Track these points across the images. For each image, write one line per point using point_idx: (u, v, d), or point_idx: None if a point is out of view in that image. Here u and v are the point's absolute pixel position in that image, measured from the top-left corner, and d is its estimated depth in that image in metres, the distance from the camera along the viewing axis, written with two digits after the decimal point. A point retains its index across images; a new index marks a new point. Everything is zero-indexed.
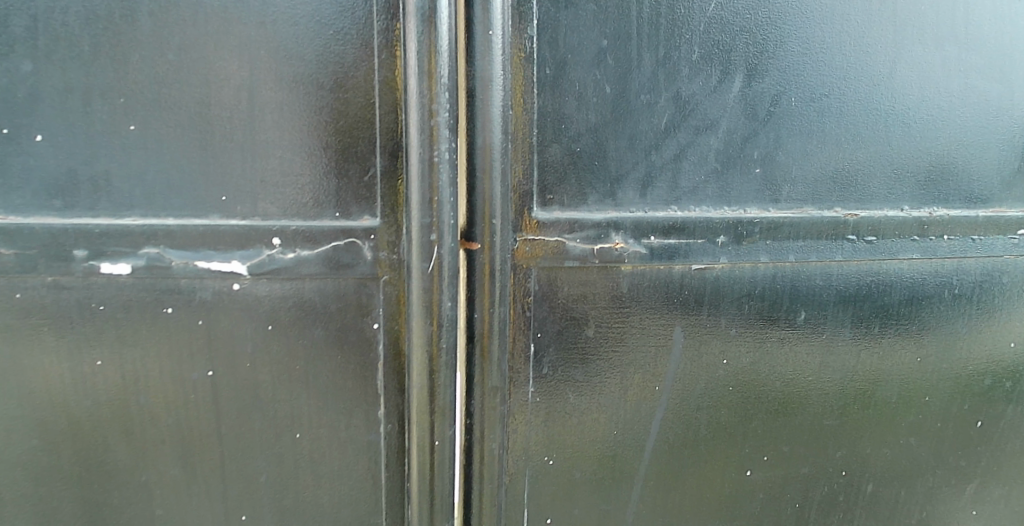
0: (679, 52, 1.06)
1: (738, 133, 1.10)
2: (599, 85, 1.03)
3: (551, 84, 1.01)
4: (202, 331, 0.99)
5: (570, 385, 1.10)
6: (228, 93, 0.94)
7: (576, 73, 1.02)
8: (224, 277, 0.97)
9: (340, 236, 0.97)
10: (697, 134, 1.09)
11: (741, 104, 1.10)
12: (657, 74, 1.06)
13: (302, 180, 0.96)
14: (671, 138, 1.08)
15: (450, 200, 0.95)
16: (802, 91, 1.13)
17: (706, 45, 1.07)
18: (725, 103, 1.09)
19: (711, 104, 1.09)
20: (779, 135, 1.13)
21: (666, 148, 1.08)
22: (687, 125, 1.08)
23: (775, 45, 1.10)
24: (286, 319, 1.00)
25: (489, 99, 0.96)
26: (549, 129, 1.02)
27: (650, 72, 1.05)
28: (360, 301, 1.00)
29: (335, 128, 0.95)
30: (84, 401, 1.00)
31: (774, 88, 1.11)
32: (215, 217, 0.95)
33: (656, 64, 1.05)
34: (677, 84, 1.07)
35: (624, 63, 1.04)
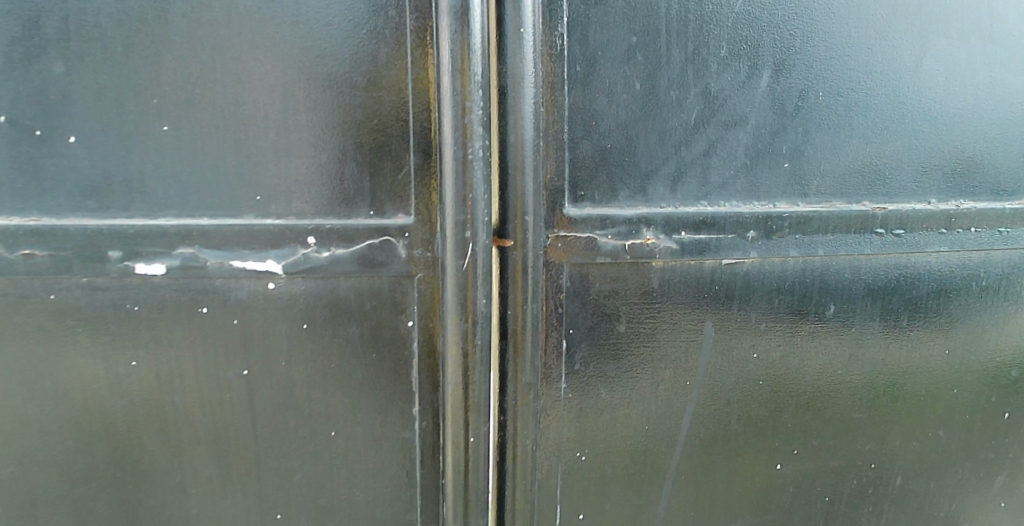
0: (708, 47, 1.05)
1: (766, 128, 1.10)
2: (629, 81, 1.03)
3: (582, 80, 1.01)
4: (237, 331, 1.00)
5: (601, 381, 1.10)
6: (260, 93, 0.94)
7: (606, 70, 1.01)
8: (258, 276, 0.97)
9: (374, 234, 0.97)
10: (725, 130, 1.08)
11: (769, 99, 1.09)
12: (686, 70, 1.05)
13: (335, 179, 0.96)
14: (701, 134, 1.07)
15: (484, 197, 0.95)
16: (830, 85, 1.12)
17: (734, 40, 1.06)
18: (753, 98, 1.08)
19: (740, 99, 1.08)
20: (806, 129, 1.12)
21: (696, 143, 1.07)
22: (716, 120, 1.07)
23: (802, 40, 1.10)
24: (320, 318, 1.00)
25: (521, 96, 0.96)
26: (580, 125, 1.02)
27: (679, 68, 1.04)
28: (394, 299, 1.00)
29: (368, 127, 0.95)
30: (119, 401, 1.01)
31: (803, 82, 1.11)
32: (250, 216, 0.96)
33: (685, 60, 1.04)
34: (706, 79, 1.06)
35: (653, 59, 1.03)
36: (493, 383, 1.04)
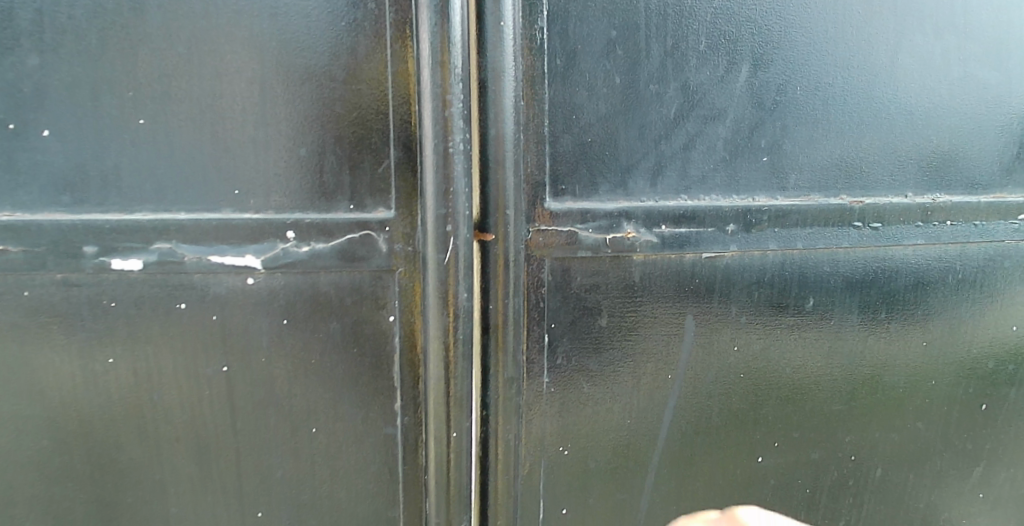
0: (688, 42, 1.06)
1: (745, 122, 1.11)
2: (609, 76, 1.03)
3: (563, 73, 1.01)
4: (216, 327, 0.99)
5: (584, 375, 1.11)
6: (238, 86, 0.93)
7: (586, 64, 1.02)
8: (237, 272, 0.96)
9: (354, 228, 0.96)
10: (705, 124, 1.09)
11: (747, 93, 1.10)
12: (666, 64, 1.05)
13: (315, 173, 0.96)
14: (681, 128, 1.07)
15: (466, 191, 0.95)
16: (808, 80, 1.13)
17: (713, 34, 1.07)
18: (732, 92, 1.09)
19: (719, 93, 1.08)
20: (784, 124, 1.13)
21: (676, 136, 1.07)
22: (695, 114, 1.08)
23: (780, 35, 1.11)
24: (300, 313, 0.99)
25: (501, 90, 0.95)
26: (561, 118, 1.02)
27: (659, 62, 1.05)
28: (375, 294, 1.00)
29: (348, 120, 0.95)
30: (96, 398, 0.99)
31: (781, 76, 1.12)
32: (228, 211, 0.95)
33: (665, 54, 1.05)
34: (685, 73, 1.06)
35: (633, 53, 1.03)
36: (476, 378, 1.04)
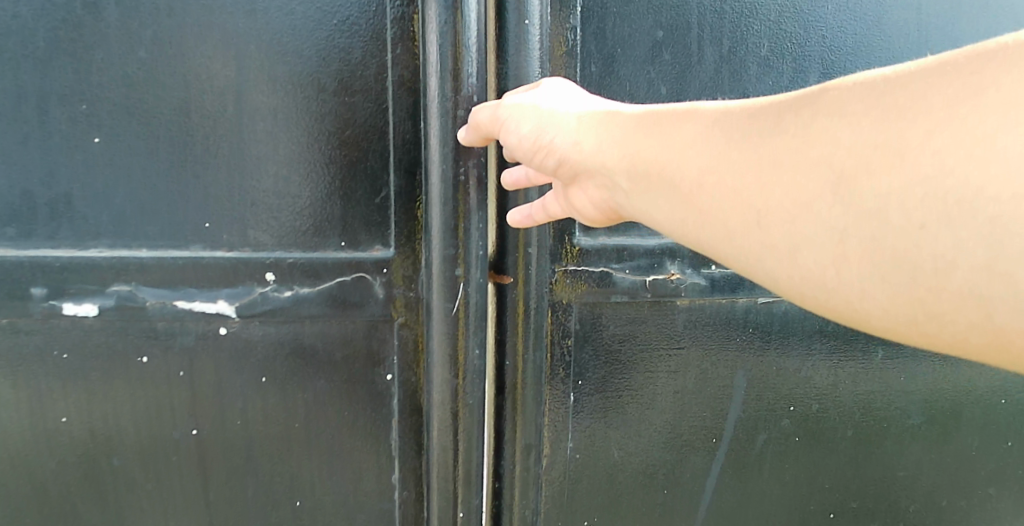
0: (749, 44, 0.90)
1: None
2: (653, 85, 0.87)
3: (598, 83, 0.85)
4: (185, 383, 0.83)
5: (614, 440, 0.94)
6: (210, 96, 0.77)
7: (626, 71, 0.86)
8: (208, 319, 0.81)
9: (344, 271, 0.81)
10: None
11: None
12: (721, 72, 0.89)
13: (301, 202, 0.80)
14: None
15: (479, 227, 0.77)
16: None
17: (777, 36, 0.91)
18: None
19: None
20: None
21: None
22: None
23: (855, 38, 0.94)
24: (282, 370, 0.83)
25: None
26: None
27: (714, 68, 0.89)
28: (370, 347, 0.84)
29: (341, 141, 0.80)
30: (46, 464, 0.84)
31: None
32: (198, 248, 0.79)
33: (721, 60, 0.89)
34: (743, 84, 0.90)
35: (683, 58, 0.87)
36: (487, 444, 0.88)
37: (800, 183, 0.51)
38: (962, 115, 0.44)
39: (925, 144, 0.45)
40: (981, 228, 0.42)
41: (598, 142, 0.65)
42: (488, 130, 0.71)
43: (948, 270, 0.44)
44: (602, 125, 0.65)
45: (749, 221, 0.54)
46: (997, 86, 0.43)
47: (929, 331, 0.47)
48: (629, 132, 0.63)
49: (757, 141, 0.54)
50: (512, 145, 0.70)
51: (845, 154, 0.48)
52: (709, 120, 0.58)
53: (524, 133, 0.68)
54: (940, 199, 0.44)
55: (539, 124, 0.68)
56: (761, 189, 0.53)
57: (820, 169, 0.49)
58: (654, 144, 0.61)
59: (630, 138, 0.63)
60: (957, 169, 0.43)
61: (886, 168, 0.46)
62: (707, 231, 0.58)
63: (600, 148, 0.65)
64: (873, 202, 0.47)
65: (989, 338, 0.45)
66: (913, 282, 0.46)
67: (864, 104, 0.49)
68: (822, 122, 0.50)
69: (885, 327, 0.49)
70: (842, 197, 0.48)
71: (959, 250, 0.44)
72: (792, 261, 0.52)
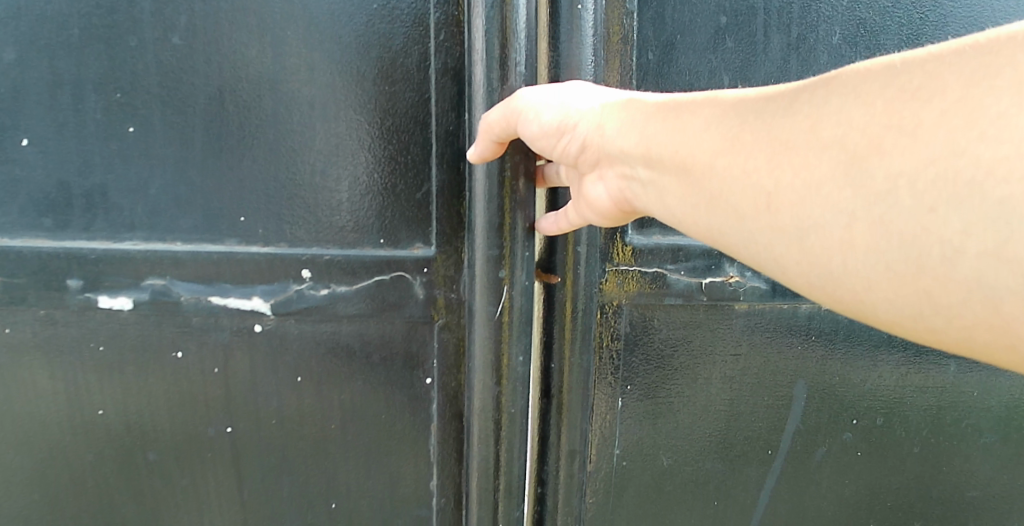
0: (819, 33, 0.83)
1: None
2: (715, 74, 0.81)
3: (655, 72, 0.80)
4: (220, 381, 0.81)
5: (663, 446, 0.89)
6: (244, 84, 0.74)
7: (686, 59, 0.80)
8: (242, 316, 0.77)
9: (384, 269, 0.77)
10: None
11: None
12: (789, 61, 0.82)
13: (337, 197, 0.76)
14: None
15: (525, 227, 0.72)
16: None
17: (850, 23, 0.83)
18: None
19: None
20: None
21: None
22: None
23: (937, 25, 0.85)
24: (318, 370, 0.79)
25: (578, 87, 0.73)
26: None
27: (780, 58, 0.82)
28: (409, 349, 0.80)
29: (380, 132, 0.75)
30: (83, 457, 0.83)
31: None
32: (233, 243, 0.76)
33: (789, 48, 0.82)
34: (812, 73, 0.83)
35: (748, 46, 0.81)
36: (531, 448, 0.84)
37: (812, 163, 0.45)
38: (976, 95, 0.40)
39: (943, 123, 0.40)
40: (991, 213, 0.38)
41: (618, 129, 0.60)
42: (501, 131, 0.65)
43: (955, 258, 0.40)
44: (621, 112, 0.60)
45: (757, 207, 0.49)
46: (1014, 66, 0.39)
47: (933, 323, 0.43)
48: (646, 118, 0.58)
49: (767, 122, 0.49)
50: (531, 134, 0.63)
51: (859, 134, 0.44)
52: (715, 104, 0.54)
53: (543, 118, 0.62)
54: (952, 180, 0.40)
55: (562, 109, 0.62)
56: (770, 170, 0.48)
57: (834, 150, 0.45)
58: (669, 128, 0.56)
59: (647, 124, 0.57)
60: (969, 149, 0.39)
61: (895, 149, 0.42)
62: (711, 217, 0.53)
63: (619, 136, 0.59)
64: (883, 184, 0.42)
65: (992, 333, 0.41)
66: (919, 270, 0.42)
67: (879, 86, 0.44)
68: (835, 104, 0.46)
69: (889, 318, 0.44)
70: (854, 179, 0.43)
71: (968, 234, 0.39)
72: (803, 248, 0.47)
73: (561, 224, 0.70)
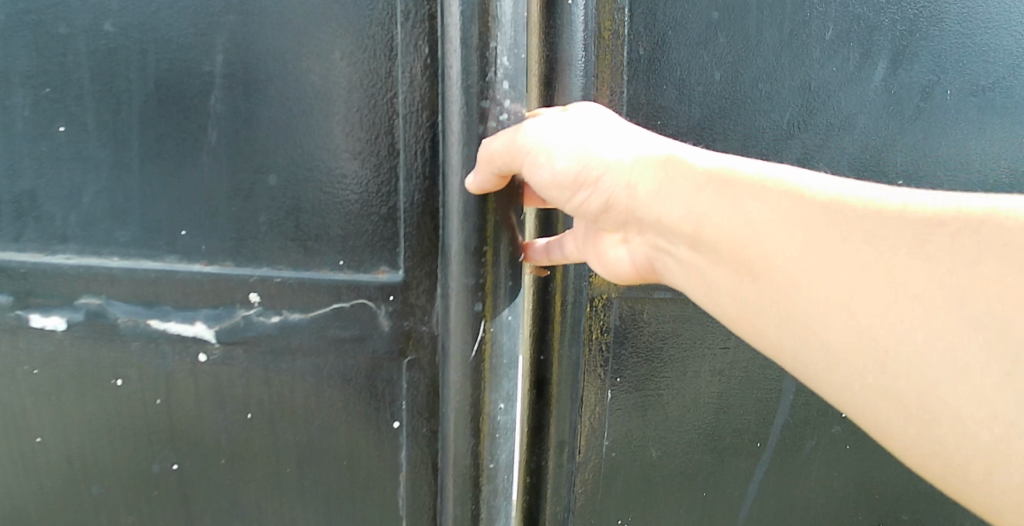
0: (809, 28, 0.73)
1: (879, 136, 0.77)
2: (706, 70, 0.72)
3: (646, 67, 0.71)
4: (162, 414, 0.70)
5: (652, 438, 0.79)
6: (179, 77, 0.62)
7: (678, 55, 0.71)
8: (185, 345, 0.67)
9: (341, 295, 0.64)
10: (829, 136, 0.76)
11: (886, 98, 0.76)
12: (781, 57, 0.73)
13: (289, 205, 0.63)
14: (793, 141, 0.75)
15: (509, 249, 0.59)
16: (965, 79, 0.77)
17: (842, 18, 0.74)
18: (866, 97, 0.75)
19: (849, 97, 0.75)
20: (930, 140, 0.78)
21: (787, 152, 0.76)
22: (815, 123, 0.75)
23: (931, 21, 0.75)
24: (267, 407, 0.68)
25: (566, 88, 0.67)
26: (642, 121, 0.72)
27: (772, 54, 0.73)
28: (374, 388, 0.67)
29: (340, 134, 0.62)
30: (23, 489, 0.74)
31: (929, 75, 0.76)
32: (174, 259, 0.65)
33: (781, 45, 0.73)
34: (805, 69, 0.74)
35: (740, 43, 0.72)
36: (522, 441, 0.76)
37: (950, 333, 0.37)
38: None
39: None
40: None
41: (654, 194, 0.52)
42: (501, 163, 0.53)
43: None
44: (663, 174, 0.51)
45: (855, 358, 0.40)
46: None
47: None
48: (696, 192, 0.49)
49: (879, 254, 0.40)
50: (541, 180, 0.54)
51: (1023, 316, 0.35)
52: (801, 204, 0.45)
53: (560, 165, 0.52)
54: None
55: (581, 156, 0.53)
56: (879, 317, 0.39)
57: (982, 325, 0.36)
58: (739, 219, 0.47)
59: (703, 204, 0.49)
60: None
61: None
62: (780, 332, 0.45)
63: (659, 205, 0.51)
64: None
65: None
66: None
67: None
68: (970, 255, 0.38)
69: None
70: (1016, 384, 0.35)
71: None
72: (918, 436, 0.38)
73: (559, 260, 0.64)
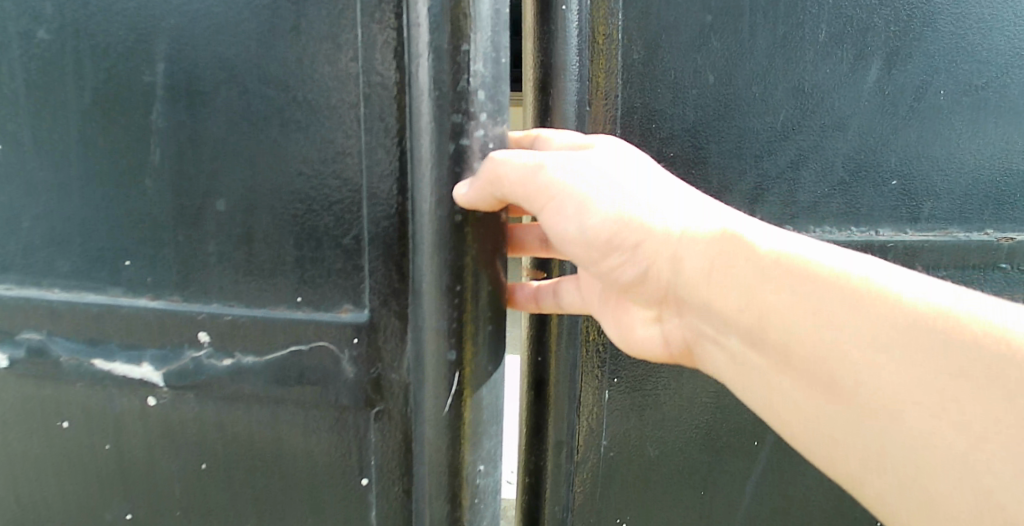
0: (802, 31, 0.67)
1: (869, 138, 0.70)
2: (699, 74, 0.66)
3: (641, 70, 0.65)
4: (112, 460, 0.63)
5: (650, 436, 0.72)
6: (118, 90, 0.54)
7: (672, 59, 0.65)
8: (133, 387, 0.60)
9: (300, 337, 0.55)
10: (822, 136, 0.69)
11: (877, 97, 0.69)
12: (773, 59, 0.67)
13: (240, 236, 0.54)
14: (782, 145, 0.69)
15: (491, 292, 0.51)
16: (959, 79, 0.71)
17: (836, 19, 0.67)
18: (858, 98, 0.69)
19: (838, 98, 0.69)
20: (923, 141, 0.71)
21: (779, 156, 0.69)
22: (806, 125, 0.69)
23: (927, 23, 0.69)
24: (222, 458, 0.60)
25: (561, 92, 0.64)
26: (635, 127, 0.66)
27: (765, 58, 0.67)
28: (338, 445, 0.58)
29: (291, 151, 0.53)
30: None
31: (922, 75, 0.70)
32: (119, 293, 0.58)
33: (774, 46, 0.67)
34: (796, 68, 0.67)
35: (734, 47, 0.66)
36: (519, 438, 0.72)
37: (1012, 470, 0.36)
38: None
39: None
40: None
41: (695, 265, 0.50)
42: (507, 189, 0.48)
43: None
44: (708, 248, 0.50)
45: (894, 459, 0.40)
46: None
47: None
48: (750, 271, 0.47)
49: (913, 349, 0.40)
50: (563, 233, 0.52)
51: None
52: (852, 294, 0.43)
53: (590, 222, 0.51)
54: None
55: (621, 221, 0.51)
56: (921, 422, 0.39)
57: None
58: (796, 300, 0.45)
59: (757, 282, 0.47)
60: None
61: None
62: (812, 415, 0.44)
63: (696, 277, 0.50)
64: None
65: None
66: None
67: None
68: None
69: None
70: None
71: None
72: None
73: (543, 301, 0.62)
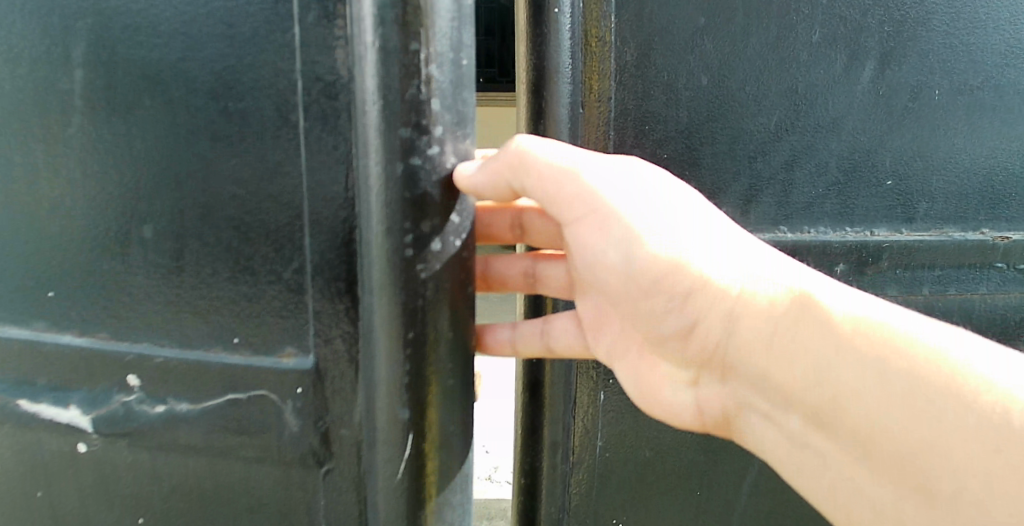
0: (796, 32, 0.60)
1: (863, 141, 0.64)
2: (693, 76, 0.60)
3: (635, 72, 0.59)
4: (46, 509, 0.56)
5: (647, 437, 0.67)
6: (33, 98, 0.46)
7: (666, 60, 0.59)
8: (63, 430, 0.53)
9: (237, 385, 0.47)
10: (815, 137, 0.63)
11: (869, 98, 0.63)
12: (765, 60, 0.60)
13: (168, 267, 0.46)
14: (770, 150, 0.63)
15: (452, 339, 0.43)
16: (957, 75, 0.64)
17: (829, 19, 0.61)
18: (850, 99, 0.63)
19: (829, 98, 0.62)
20: (919, 143, 0.65)
21: (772, 157, 0.63)
22: (797, 129, 0.63)
23: (922, 20, 0.62)
24: (161, 512, 0.53)
25: (554, 96, 0.60)
26: (629, 130, 0.61)
27: (760, 60, 0.60)
28: (284, 508, 0.49)
29: (219, 167, 0.44)
30: None
31: (917, 74, 0.63)
32: (42, 325, 0.50)
33: (769, 48, 0.60)
34: (785, 69, 0.61)
35: (729, 51, 0.60)
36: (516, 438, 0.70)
37: None
38: None
39: None
40: None
41: (755, 324, 0.49)
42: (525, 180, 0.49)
43: None
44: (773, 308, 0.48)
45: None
46: None
47: None
48: (817, 339, 0.45)
49: (960, 426, 0.38)
50: (602, 259, 0.52)
51: None
52: (927, 371, 0.41)
53: (637, 255, 0.50)
54: None
55: (673, 270, 0.50)
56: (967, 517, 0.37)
57: None
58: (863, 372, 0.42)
59: (825, 349, 0.44)
60: None
61: None
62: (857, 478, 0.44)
63: (752, 335, 0.49)
64: None
65: None
66: None
67: None
68: None
69: None
70: None
71: None
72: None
73: (518, 345, 0.60)
